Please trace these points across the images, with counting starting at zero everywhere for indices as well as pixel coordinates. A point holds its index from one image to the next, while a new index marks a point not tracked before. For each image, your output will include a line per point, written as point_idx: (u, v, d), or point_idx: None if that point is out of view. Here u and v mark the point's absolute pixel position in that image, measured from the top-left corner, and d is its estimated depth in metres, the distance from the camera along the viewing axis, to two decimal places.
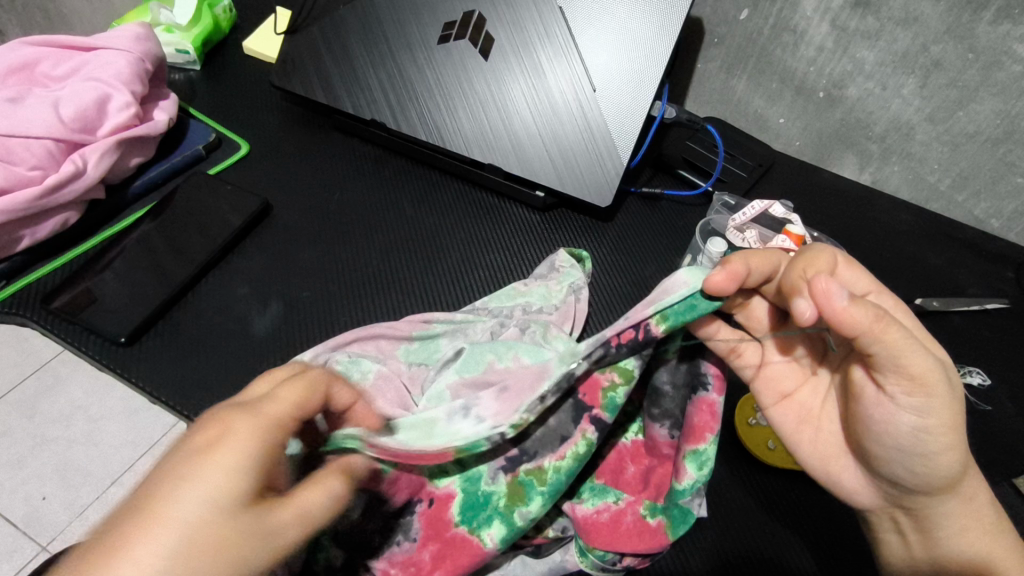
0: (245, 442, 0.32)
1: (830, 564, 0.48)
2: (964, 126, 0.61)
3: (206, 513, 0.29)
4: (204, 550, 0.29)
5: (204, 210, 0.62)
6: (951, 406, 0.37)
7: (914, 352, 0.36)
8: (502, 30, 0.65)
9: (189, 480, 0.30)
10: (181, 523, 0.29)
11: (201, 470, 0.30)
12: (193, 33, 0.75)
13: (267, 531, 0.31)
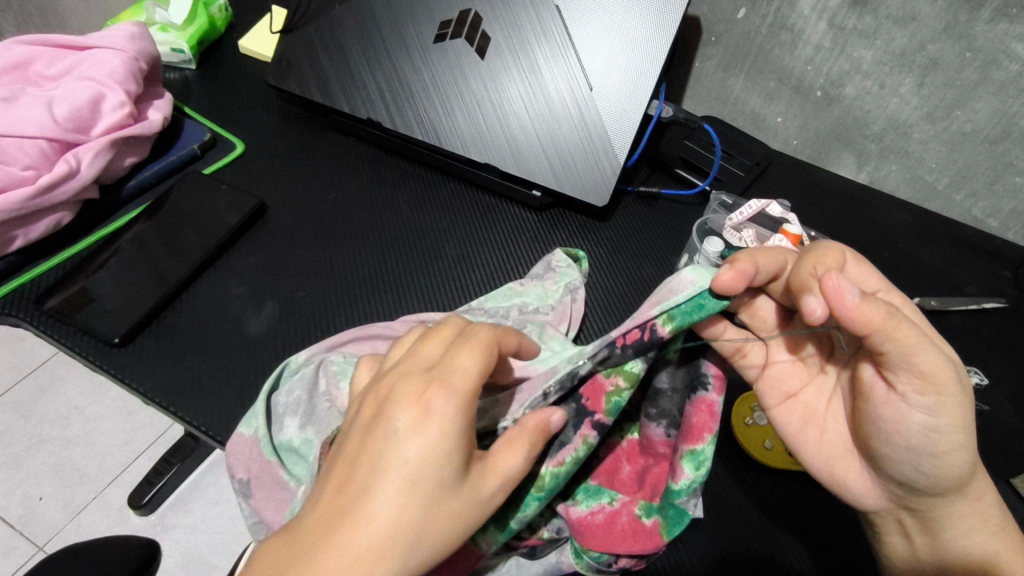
0: (434, 416, 0.34)
1: (829, 565, 0.48)
2: (962, 125, 0.61)
3: (415, 485, 0.33)
4: (425, 517, 0.33)
5: (199, 210, 0.62)
6: (962, 406, 0.38)
7: (925, 350, 0.37)
8: (499, 29, 0.65)
9: (403, 457, 0.33)
10: (395, 496, 0.33)
11: (407, 447, 0.33)
12: (188, 32, 0.75)
13: (471, 496, 0.34)
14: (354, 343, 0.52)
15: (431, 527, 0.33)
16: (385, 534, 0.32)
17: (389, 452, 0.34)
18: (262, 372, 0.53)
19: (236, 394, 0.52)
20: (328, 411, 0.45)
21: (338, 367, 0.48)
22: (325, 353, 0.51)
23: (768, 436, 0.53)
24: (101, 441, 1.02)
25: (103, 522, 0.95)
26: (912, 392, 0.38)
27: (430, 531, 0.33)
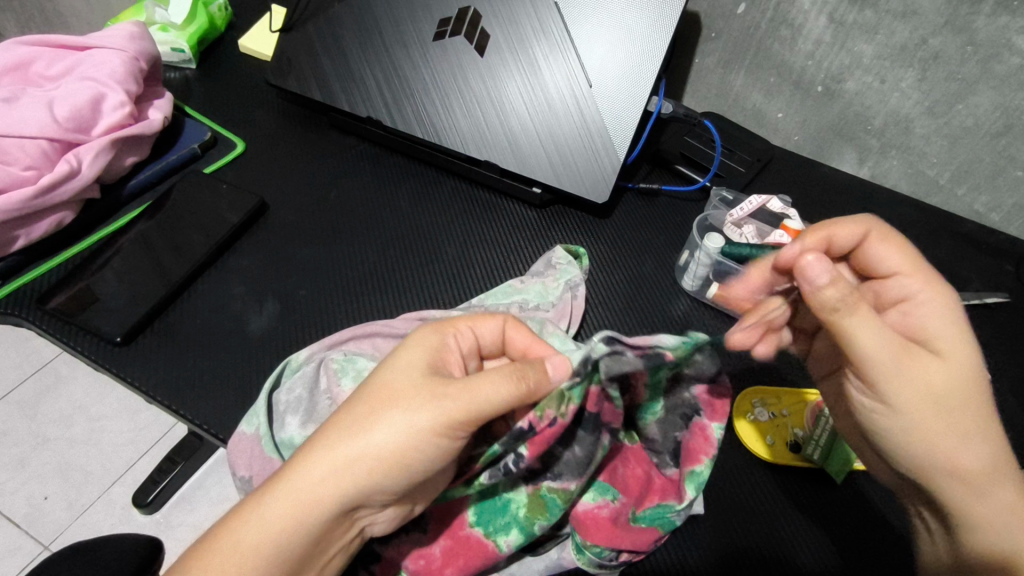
0: (410, 343, 0.41)
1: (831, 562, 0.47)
2: (963, 119, 0.61)
3: (384, 385, 0.38)
4: (392, 410, 0.37)
5: (201, 209, 0.62)
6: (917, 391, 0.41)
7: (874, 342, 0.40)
8: (498, 26, 0.65)
9: (379, 367, 0.40)
10: (371, 396, 0.38)
11: (386, 361, 0.40)
12: (188, 32, 0.75)
13: (433, 394, 0.37)
14: (355, 341, 0.53)
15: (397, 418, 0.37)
16: (360, 425, 0.37)
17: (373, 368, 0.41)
18: (263, 370, 0.53)
19: (237, 392, 0.52)
20: (330, 408, 0.46)
21: (339, 365, 0.48)
22: (325, 351, 0.51)
23: (770, 432, 0.52)
24: (106, 440, 1.02)
25: (108, 521, 0.95)
26: (899, 362, 0.41)
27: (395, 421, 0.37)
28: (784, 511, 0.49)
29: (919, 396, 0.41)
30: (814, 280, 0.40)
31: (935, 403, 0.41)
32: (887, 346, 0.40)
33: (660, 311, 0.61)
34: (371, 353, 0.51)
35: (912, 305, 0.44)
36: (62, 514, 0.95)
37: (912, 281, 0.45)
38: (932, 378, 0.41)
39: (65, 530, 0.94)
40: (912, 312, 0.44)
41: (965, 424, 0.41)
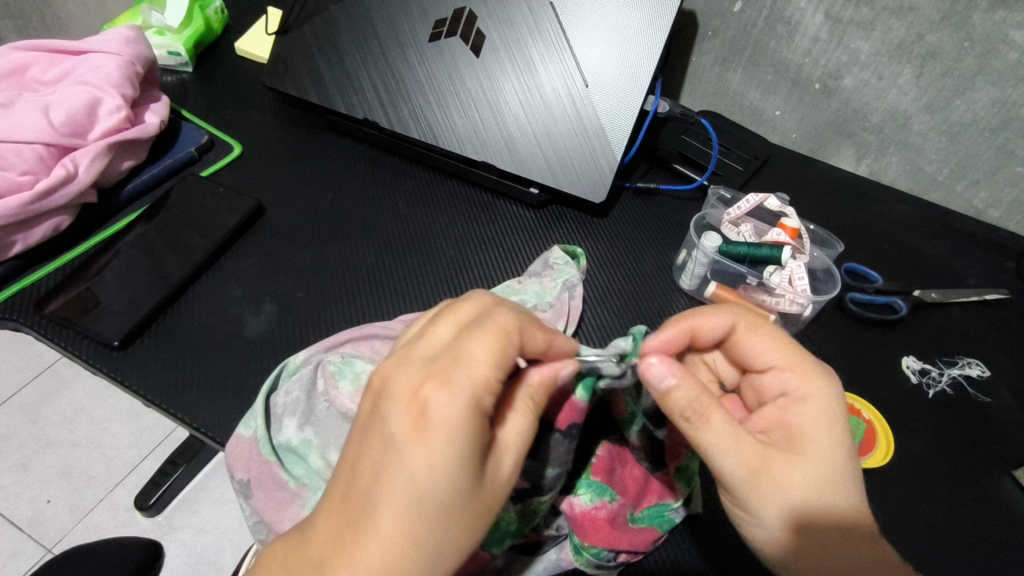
0: (442, 418, 0.33)
1: None
2: (961, 115, 0.61)
3: (440, 498, 0.32)
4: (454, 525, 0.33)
5: (198, 212, 0.62)
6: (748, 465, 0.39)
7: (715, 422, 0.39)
8: (494, 26, 0.65)
9: (414, 470, 0.32)
10: (423, 517, 0.32)
11: (422, 461, 0.32)
12: (184, 35, 0.75)
13: (490, 490, 0.35)
14: (353, 343, 0.53)
15: (461, 532, 0.33)
16: (420, 551, 0.32)
17: (398, 463, 0.32)
18: (260, 373, 0.53)
19: (235, 396, 0.52)
20: (328, 412, 0.47)
21: (337, 367, 0.48)
22: (323, 353, 0.51)
23: None
24: (107, 444, 1.03)
25: (110, 524, 0.95)
26: (736, 464, 0.39)
27: (460, 535, 0.33)
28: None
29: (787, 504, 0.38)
30: (659, 382, 0.39)
31: (808, 505, 0.38)
32: (724, 435, 0.39)
33: (658, 310, 0.61)
34: (369, 355, 0.51)
35: (800, 397, 0.41)
36: (64, 517, 0.96)
37: (799, 379, 0.41)
38: (803, 475, 0.39)
39: (68, 533, 0.94)
40: (791, 404, 0.41)
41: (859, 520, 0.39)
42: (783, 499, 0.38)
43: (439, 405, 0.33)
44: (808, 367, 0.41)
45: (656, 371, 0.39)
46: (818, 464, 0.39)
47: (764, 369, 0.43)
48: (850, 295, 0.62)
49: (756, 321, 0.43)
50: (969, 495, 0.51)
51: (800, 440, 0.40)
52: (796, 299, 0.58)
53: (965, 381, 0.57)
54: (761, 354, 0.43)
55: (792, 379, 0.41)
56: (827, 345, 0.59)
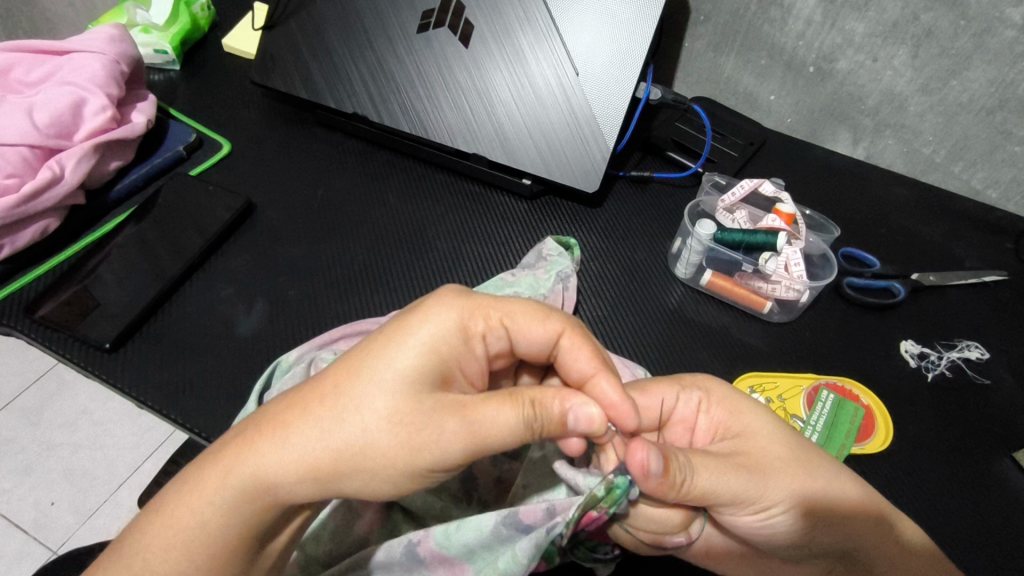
0: (424, 329, 0.38)
1: None
2: (958, 95, 0.60)
3: (381, 386, 0.36)
4: (380, 421, 0.35)
5: (187, 210, 0.62)
6: (745, 488, 0.39)
7: (700, 472, 0.39)
8: (482, 17, 0.64)
9: (379, 354, 0.37)
10: (363, 394, 0.36)
11: (390, 349, 0.37)
12: (170, 33, 0.74)
13: (432, 419, 0.35)
14: (346, 340, 0.52)
15: (383, 432, 0.35)
16: (344, 425, 0.35)
17: (376, 347, 0.38)
18: (251, 373, 0.52)
19: (227, 396, 0.51)
20: None
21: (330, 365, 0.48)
22: (315, 351, 0.51)
23: None
24: (110, 445, 1.03)
25: (115, 525, 0.95)
26: (735, 484, 0.39)
27: (378, 431, 0.35)
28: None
29: (797, 488, 0.40)
30: (657, 472, 0.37)
31: (809, 481, 0.40)
32: (716, 478, 0.39)
33: (654, 300, 0.61)
34: None
35: (710, 403, 0.44)
36: (67, 519, 0.96)
37: (698, 389, 0.45)
38: (789, 462, 0.41)
39: (72, 534, 0.94)
40: (710, 413, 0.44)
41: (844, 479, 0.42)
42: (792, 494, 0.40)
43: (440, 314, 0.39)
44: (698, 376, 0.46)
45: (651, 461, 0.36)
46: (785, 443, 0.42)
47: (671, 411, 0.45)
48: (849, 280, 0.61)
49: (640, 382, 0.46)
50: (969, 478, 0.51)
51: (753, 434, 0.43)
52: (793, 285, 0.57)
53: (964, 364, 0.57)
54: (661, 401, 0.45)
55: (697, 397, 0.45)
56: (825, 332, 0.59)
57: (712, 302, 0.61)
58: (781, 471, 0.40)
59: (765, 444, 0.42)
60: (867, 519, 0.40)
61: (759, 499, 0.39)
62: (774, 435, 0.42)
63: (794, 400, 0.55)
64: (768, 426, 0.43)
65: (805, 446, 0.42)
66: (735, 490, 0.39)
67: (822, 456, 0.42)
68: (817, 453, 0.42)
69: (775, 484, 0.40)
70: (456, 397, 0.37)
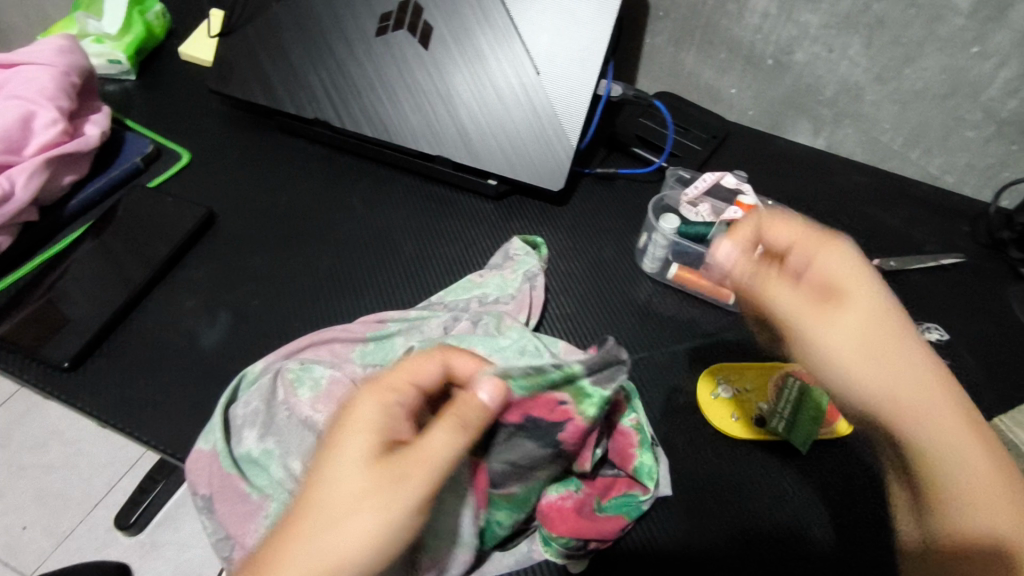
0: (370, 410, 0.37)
1: (785, 537, 0.48)
2: (912, 83, 0.61)
3: (354, 470, 0.35)
4: (363, 495, 0.34)
5: (146, 222, 0.60)
6: (841, 347, 0.40)
7: (810, 318, 0.41)
8: (440, 19, 0.64)
9: (335, 441, 0.37)
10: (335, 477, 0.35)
11: (332, 438, 0.37)
12: (125, 42, 0.73)
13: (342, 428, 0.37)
14: (313, 348, 0.51)
15: (374, 500, 0.34)
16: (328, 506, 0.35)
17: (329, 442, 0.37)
18: (217, 385, 0.52)
19: (193, 410, 0.50)
20: (289, 421, 0.46)
21: (295, 375, 0.48)
22: (282, 361, 0.50)
23: (734, 409, 0.53)
24: (83, 464, 1.00)
25: (91, 546, 0.93)
26: (805, 300, 0.41)
27: (375, 501, 0.34)
28: (756, 508, 0.49)
29: (855, 347, 0.40)
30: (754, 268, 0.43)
31: (901, 398, 0.39)
32: (826, 332, 0.40)
33: (623, 295, 0.61)
34: (329, 360, 0.50)
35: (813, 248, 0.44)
36: (40, 543, 0.93)
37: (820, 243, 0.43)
38: (884, 372, 0.39)
39: (46, 558, 0.92)
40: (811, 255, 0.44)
41: (925, 427, 0.38)
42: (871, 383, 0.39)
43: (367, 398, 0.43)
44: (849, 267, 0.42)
45: (723, 251, 0.45)
46: (902, 359, 0.40)
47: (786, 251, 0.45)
48: None
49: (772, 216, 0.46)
50: None
51: (841, 278, 0.42)
52: None
53: (925, 346, 0.58)
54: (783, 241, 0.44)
55: (807, 249, 0.44)
56: None
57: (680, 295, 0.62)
58: (851, 349, 0.40)
59: (868, 321, 0.41)
60: (949, 467, 0.38)
61: (816, 329, 0.41)
62: (902, 342, 0.40)
63: (762, 389, 0.54)
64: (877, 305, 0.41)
65: (925, 374, 0.39)
66: (825, 346, 0.40)
67: (923, 391, 0.39)
68: (929, 376, 0.39)
69: (863, 367, 0.40)
70: (438, 454, 0.36)
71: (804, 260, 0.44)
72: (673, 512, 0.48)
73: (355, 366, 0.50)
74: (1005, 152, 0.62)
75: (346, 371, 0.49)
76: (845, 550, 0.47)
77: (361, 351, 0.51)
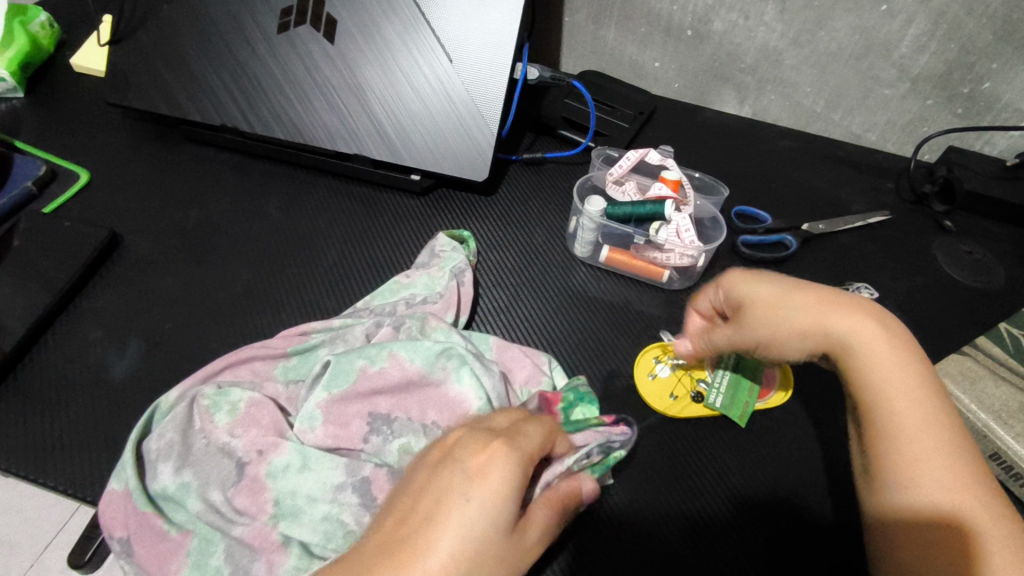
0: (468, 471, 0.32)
1: (739, 513, 0.47)
2: (827, 45, 0.61)
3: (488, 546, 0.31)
4: (458, 573, 0.29)
5: (40, 250, 0.56)
6: (790, 294, 0.40)
7: (755, 288, 0.41)
8: (343, 10, 0.61)
9: (458, 489, 0.32)
10: (442, 546, 0.30)
11: (469, 482, 0.32)
12: (6, 57, 0.68)
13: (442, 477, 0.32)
14: (230, 370, 0.49)
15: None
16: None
17: (427, 505, 0.32)
18: (131, 418, 0.49)
19: (105, 448, 0.47)
20: (207, 449, 0.43)
21: (211, 401, 0.45)
22: (197, 387, 0.47)
23: (673, 388, 0.53)
24: None
25: None
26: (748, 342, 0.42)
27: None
28: (698, 493, 0.48)
29: (799, 295, 0.39)
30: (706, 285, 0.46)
31: (835, 350, 0.38)
32: (773, 292, 0.40)
33: (556, 283, 0.60)
34: (249, 380, 0.48)
35: (722, 288, 0.44)
36: None
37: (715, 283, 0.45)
38: (834, 317, 0.38)
39: None
40: (722, 296, 0.44)
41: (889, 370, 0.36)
42: (838, 327, 0.38)
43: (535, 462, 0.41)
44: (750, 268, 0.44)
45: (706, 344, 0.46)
46: (816, 318, 0.39)
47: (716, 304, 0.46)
48: (742, 238, 0.62)
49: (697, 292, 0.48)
50: None
51: (739, 296, 0.42)
52: (686, 251, 0.57)
53: None
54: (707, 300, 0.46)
55: (716, 289, 0.45)
56: None
57: (614, 277, 0.61)
58: (780, 344, 0.40)
59: (773, 319, 0.40)
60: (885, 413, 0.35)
61: (757, 295, 0.41)
62: (796, 306, 0.39)
63: (698, 364, 0.54)
64: (780, 292, 0.40)
65: (871, 329, 0.38)
66: (778, 302, 0.40)
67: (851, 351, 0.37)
68: (859, 323, 0.38)
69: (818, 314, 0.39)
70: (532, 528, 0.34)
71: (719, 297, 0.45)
72: (618, 509, 0.48)
73: (277, 385, 0.48)
74: (922, 107, 0.62)
75: (266, 392, 0.47)
76: (796, 519, 0.47)
77: (282, 367, 0.49)
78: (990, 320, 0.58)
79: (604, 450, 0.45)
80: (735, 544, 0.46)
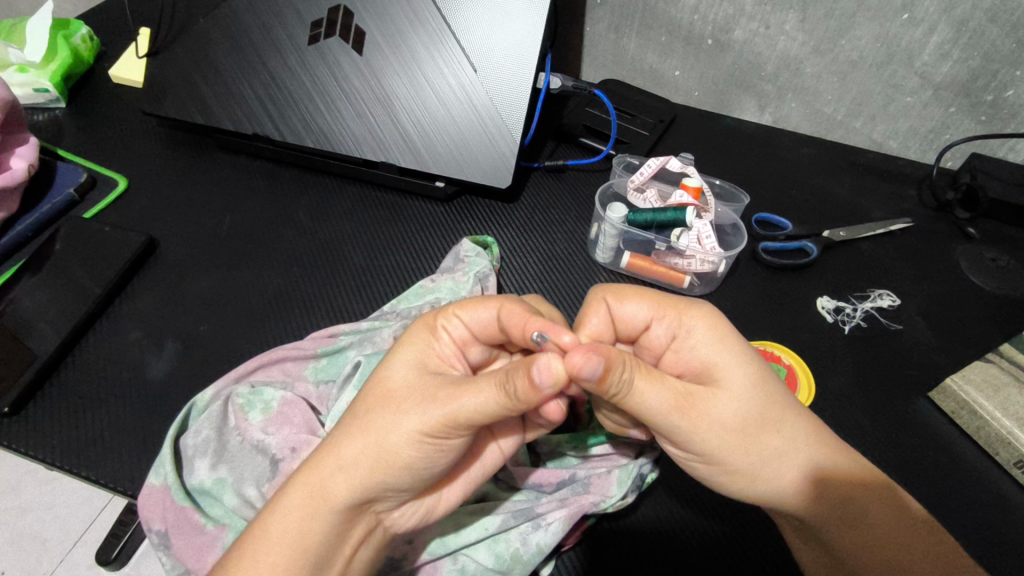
0: (406, 365, 0.40)
1: (753, 523, 0.47)
2: (848, 53, 0.62)
3: (372, 438, 0.37)
4: (351, 475, 0.36)
5: (80, 254, 0.58)
6: (758, 409, 0.39)
7: (721, 401, 0.39)
8: (372, 23, 0.63)
9: (380, 390, 0.39)
10: (345, 451, 0.37)
11: (386, 384, 0.39)
12: (50, 70, 0.70)
13: (379, 377, 0.40)
14: (263, 369, 0.51)
15: (365, 471, 0.36)
16: (320, 481, 0.36)
17: (364, 397, 0.39)
18: (169, 416, 0.51)
19: (144, 445, 0.49)
20: (241, 447, 0.46)
21: (245, 399, 0.47)
22: (233, 386, 0.49)
23: None
24: None
25: None
26: (672, 405, 0.38)
27: (361, 474, 0.36)
28: (730, 516, 0.48)
29: (759, 416, 0.39)
30: (642, 319, 0.43)
31: (812, 495, 0.39)
32: (742, 406, 0.39)
33: (578, 289, 0.61)
34: (281, 380, 0.50)
35: (686, 334, 0.42)
36: None
37: (677, 317, 0.42)
38: (795, 452, 0.39)
39: None
40: (681, 343, 0.42)
41: (848, 475, 0.40)
42: (794, 451, 0.39)
43: (483, 304, 0.41)
44: (695, 312, 0.42)
45: (588, 366, 0.33)
46: (813, 458, 0.39)
47: (645, 327, 0.43)
48: (763, 245, 0.63)
49: (620, 289, 0.44)
50: (893, 424, 0.53)
51: (719, 374, 0.40)
52: (707, 258, 0.58)
53: (877, 313, 0.59)
54: (636, 314, 0.43)
55: (670, 323, 0.42)
56: (747, 297, 0.61)
57: (636, 282, 0.62)
58: (742, 457, 0.39)
59: (723, 430, 0.38)
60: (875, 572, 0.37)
61: (718, 401, 0.39)
62: (794, 437, 0.40)
63: None
64: (780, 411, 0.40)
65: (830, 458, 0.40)
66: (743, 418, 0.39)
67: (848, 509, 0.38)
68: (851, 479, 0.39)
69: (782, 439, 0.39)
70: (420, 416, 0.36)
71: (670, 335, 0.42)
72: (637, 518, 0.48)
73: (308, 385, 0.50)
74: (944, 114, 0.62)
75: (298, 391, 0.49)
76: None
77: (313, 368, 0.51)
78: (1014, 328, 0.57)
79: (640, 482, 0.46)
80: (765, 556, 0.46)
